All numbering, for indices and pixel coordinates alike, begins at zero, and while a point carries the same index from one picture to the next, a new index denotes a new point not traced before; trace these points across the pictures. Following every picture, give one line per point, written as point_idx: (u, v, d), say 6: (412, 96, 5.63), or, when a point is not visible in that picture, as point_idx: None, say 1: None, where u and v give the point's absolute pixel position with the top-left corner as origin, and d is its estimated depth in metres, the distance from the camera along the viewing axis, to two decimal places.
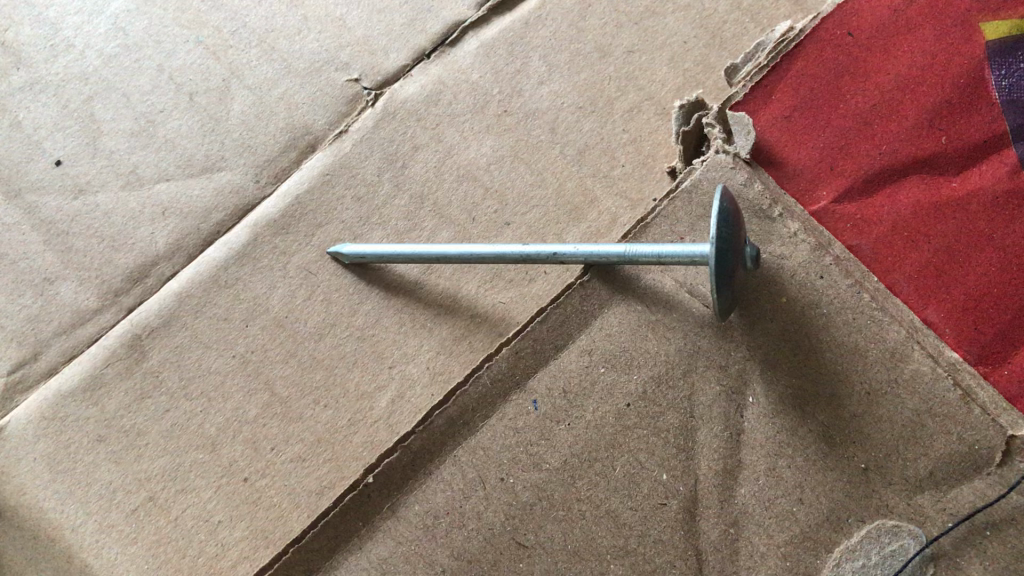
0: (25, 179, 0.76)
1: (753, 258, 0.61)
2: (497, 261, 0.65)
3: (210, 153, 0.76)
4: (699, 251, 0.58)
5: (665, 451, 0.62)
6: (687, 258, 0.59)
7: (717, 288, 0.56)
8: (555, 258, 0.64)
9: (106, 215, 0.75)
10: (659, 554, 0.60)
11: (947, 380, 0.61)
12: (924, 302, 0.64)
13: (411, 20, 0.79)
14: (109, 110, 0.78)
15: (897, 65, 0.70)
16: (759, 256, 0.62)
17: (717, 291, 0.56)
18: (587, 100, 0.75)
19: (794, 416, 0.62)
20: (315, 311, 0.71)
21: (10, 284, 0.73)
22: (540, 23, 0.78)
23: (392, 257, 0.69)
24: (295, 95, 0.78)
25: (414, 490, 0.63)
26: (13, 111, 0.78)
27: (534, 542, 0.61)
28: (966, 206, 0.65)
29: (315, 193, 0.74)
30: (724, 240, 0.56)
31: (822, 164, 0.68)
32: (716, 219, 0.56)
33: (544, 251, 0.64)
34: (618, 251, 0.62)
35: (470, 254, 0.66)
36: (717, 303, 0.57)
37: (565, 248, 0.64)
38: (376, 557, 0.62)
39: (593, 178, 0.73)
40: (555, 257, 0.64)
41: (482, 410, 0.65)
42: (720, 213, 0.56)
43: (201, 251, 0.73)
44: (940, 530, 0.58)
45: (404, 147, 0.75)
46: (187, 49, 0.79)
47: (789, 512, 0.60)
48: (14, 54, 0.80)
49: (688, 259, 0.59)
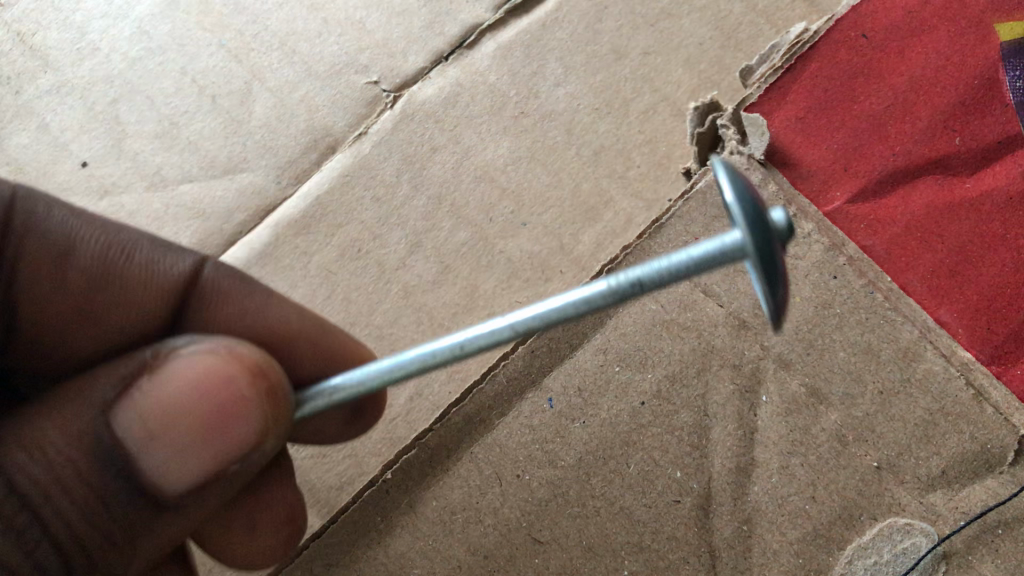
0: (53, 181, 0.76)
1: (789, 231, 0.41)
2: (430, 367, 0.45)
3: (233, 155, 0.77)
4: (728, 244, 0.39)
5: (678, 450, 0.63)
6: (721, 257, 0.39)
7: (769, 284, 0.38)
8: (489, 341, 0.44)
9: (131, 215, 0.76)
10: (674, 550, 0.61)
11: (960, 379, 0.62)
12: (937, 302, 0.64)
13: (430, 22, 0.79)
14: (134, 113, 0.78)
15: (911, 67, 0.70)
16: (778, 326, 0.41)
17: (767, 280, 0.38)
18: (604, 101, 0.76)
19: (807, 415, 0.63)
20: (335, 310, 0.73)
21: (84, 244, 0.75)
22: (557, 24, 0.78)
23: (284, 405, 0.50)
24: (315, 97, 0.77)
25: (432, 487, 0.65)
26: (41, 114, 0.78)
27: (549, 538, 0.63)
28: (979, 208, 0.66)
29: (335, 195, 0.75)
30: (755, 203, 0.39)
31: (837, 165, 0.69)
32: (733, 188, 0.39)
33: (449, 346, 0.44)
34: (548, 308, 0.43)
35: (364, 380, 0.47)
36: (775, 315, 0.38)
37: (474, 334, 0.44)
38: (395, 552, 0.64)
39: (608, 178, 0.74)
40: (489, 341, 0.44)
41: (499, 407, 0.66)
42: (731, 176, 0.40)
43: (225, 250, 0.74)
44: (951, 529, 0.59)
45: (422, 149, 0.76)
46: (209, 52, 0.79)
47: (801, 509, 0.61)
48: (42, 58, 0.80)
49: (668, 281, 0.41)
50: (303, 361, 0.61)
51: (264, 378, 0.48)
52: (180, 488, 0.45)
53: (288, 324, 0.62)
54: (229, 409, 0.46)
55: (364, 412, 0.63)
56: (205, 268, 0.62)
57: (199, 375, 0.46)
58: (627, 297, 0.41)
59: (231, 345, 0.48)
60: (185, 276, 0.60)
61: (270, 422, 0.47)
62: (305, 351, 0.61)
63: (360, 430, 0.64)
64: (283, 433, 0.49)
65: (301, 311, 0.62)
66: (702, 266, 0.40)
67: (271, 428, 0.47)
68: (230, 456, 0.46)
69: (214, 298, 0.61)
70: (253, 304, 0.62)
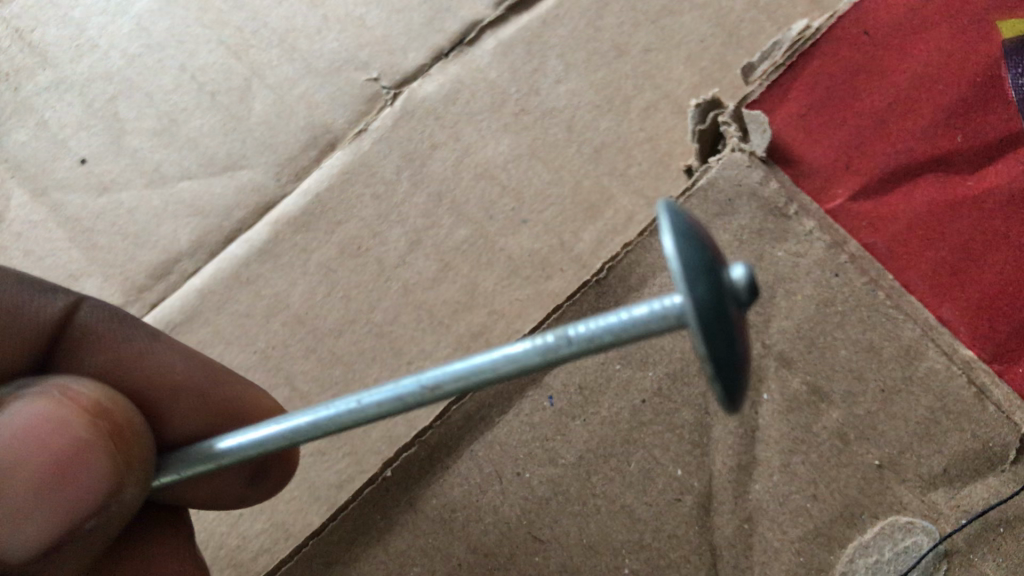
0: (52, 177, 0.76)
1: (753, 290, 0.38)
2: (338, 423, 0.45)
3: (232, 152, 0.76)
4: (670, 308, 0.38)
5: (679, 448, 0.63)
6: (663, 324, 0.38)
7: (706, 342, 0.35)
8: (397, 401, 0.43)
9: (131, 212, 0.75)
10: (674, 549, 0.61)
11: (962, 377, 0.62)
12: (939, 300, 0.64)
13: (430, 19, 0.78)
14: (133, 110, 0.78)
15: (913, 64, 0.70)
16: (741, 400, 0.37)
17: (713, 363, 0.35)
18: (605, 99, 0.75)
19: (808, 413, 0.62)
20: (335, 308, 0.72)
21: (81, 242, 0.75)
22: (559, 21, 0.78)
23: (231, 451, 0.48)
24: (315, 94, 0.77)
25: (432, 485, 0.65)
26: (40, 110, 0.78)
27: (549, 536, 0.63)
28: (981, 205, 0.66)
29: (334, 192, 0.75)
30: (708, 264, 0.36)
31: (839, 162, 0.69)
32: (672, 236, 0.35)
33: (366, 405, 0.44)
34: (482, 360, 0.42)
35: (317, 427, 0.45)
36: (725, 400, 0.36)
37: (390, 392, 0.44)
38: (395, 550, 0.64)
39: (609, 175, 0.74)
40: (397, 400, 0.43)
41: (499, 405, 0.66)
42: (683, 230, 0.36)
43: (224, 247, 0.74)
44: (953, 527, 0.59)
45: (423, 146, 0.75)
46: (209, 49, 0.79)
47: (802, 507, 0.61)
48: (41, 55, 0.79)
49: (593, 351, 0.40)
50: (190, 416, 0.62)
51: (106, 420, 0.50)
52: (30, 545, 0.45)
53: (176, 373, 0.62)
54: (70, 455, 0.47)
55: (263, 477, 0.62)
56: (83, 308, 0.62)
57: (37, 420, 0.47)
58: (553, 357, 0.40)
59: (65, 392, 0.49)
60: (57, 317, 0.60)
61: (123, 463, 0.49)
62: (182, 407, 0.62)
63: (259, 495, 0.63)
64: (140, 476, 0.51)
65: (189, 357, 0.63)
66: (647, 331, 0.38)
67: (128, 471, 0.49)
68: (82, 508, 0.47)
69: (92, 340, 0.61)
70: (138, 349, 0.62)
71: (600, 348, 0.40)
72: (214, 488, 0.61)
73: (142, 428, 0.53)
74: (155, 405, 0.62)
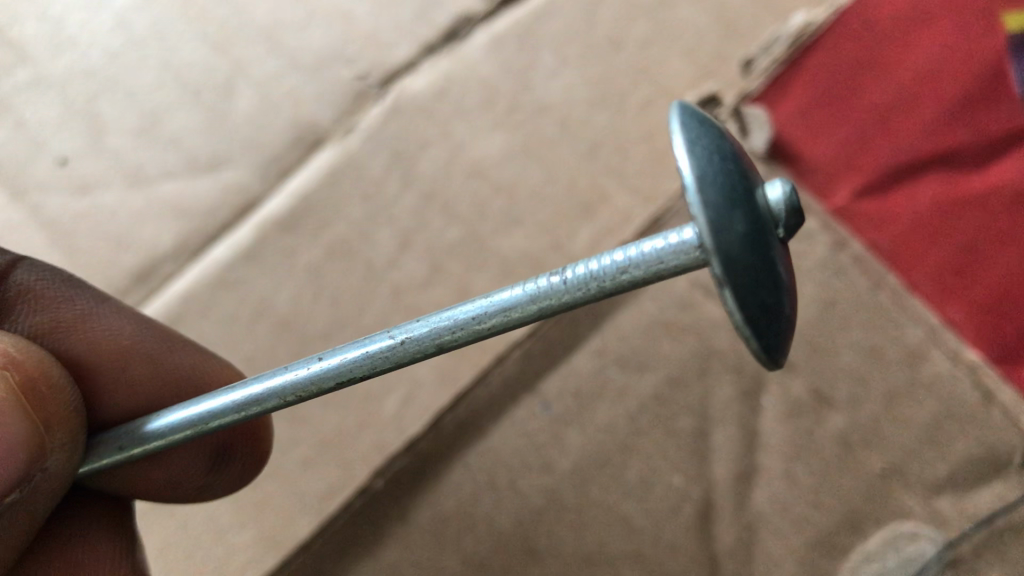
0: (29, 178, 0.74)
1: (793, 211, 0.36)
2: (300, 390, 0.41)
3: (217, 151, 0.74)
4: (687, 241, 0.35)
5: (678, 455, 0.61)
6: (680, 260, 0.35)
7: (716, 248, 0.32)
8: (369, 361, 0.40)
9: (112, 214, 0.73)
10: (672, 558, 0.59)
11: (966, 381, 0.60)
12: (945, 301, 0.62)
13: (420, 14, 0.76)
14: (114, 108, 0.75)
15: (915, 58, 0.67)
16: (762, 321, 0.33)
17: (723, 272, 0.32)
18: (599, 95, 0.73)
19: (809, 419, 0.61)
20: (322, 312, 0.70)
21: (60, 246, 0.72)
22: (552, 15, 0.75)
23: (174, 429, 0.45)
24: (302, 92, 0.75)
25: (424, 494, 0.63)
26: (18, 110, 0.75)
27: (545, 546, 0.61)
28: (986, 203, 0.63)
29: (322, 192, 0.72)
30: (728, 157, 0.34)
31: (841, 160, 0.67)
32: (683, 138, 0.34)
33: (332, 368, 0.41)
34: (468, 312, 0.39)
35: (270, 398, 0.42)
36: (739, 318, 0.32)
37: (361, 351, 0.41)
38: (386, 561, 0.62)
39: (606, 174, 0.72)
40: (368, 360, 0.40)
41: (493, 412, 0.64)
42: (701, 131, 0.34)
43: (208, 249, 0.72)
44: (959, 535, 0.57)
45: (413, 145, 0.73)
46: (192, 45, 0.76)
47: (805, 515, 0.59)
48: (18, 53, 0.76)
49: (595, 293, 0.37)
50: (140, 383, 0.57)
51: (18, 372, 0.44)
52: None
53: (125, 338, 0.58)
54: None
55: (228, 462, 0.59)
56: (18, 269, 0.56)
57: None
58: (544, 306, 0.38)
59: None
60: None
61: (49, 421, 0.45)
62: (136, 376, 0.57)
63: (225, 483, 0.59)
64: (66, 437, 0.46)
65: (140, 322, 0.59)
66: (658, 269, 0.36)
67: (49, 435, 0.45)
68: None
69: (29, 301, 0.56)
70: (81, 311, 0.57)
71: (604, 291, 0.37)
72: (174, 473, 0.57)
73: (61, 380, 0.48)
74: (94, 374, 0.56)
